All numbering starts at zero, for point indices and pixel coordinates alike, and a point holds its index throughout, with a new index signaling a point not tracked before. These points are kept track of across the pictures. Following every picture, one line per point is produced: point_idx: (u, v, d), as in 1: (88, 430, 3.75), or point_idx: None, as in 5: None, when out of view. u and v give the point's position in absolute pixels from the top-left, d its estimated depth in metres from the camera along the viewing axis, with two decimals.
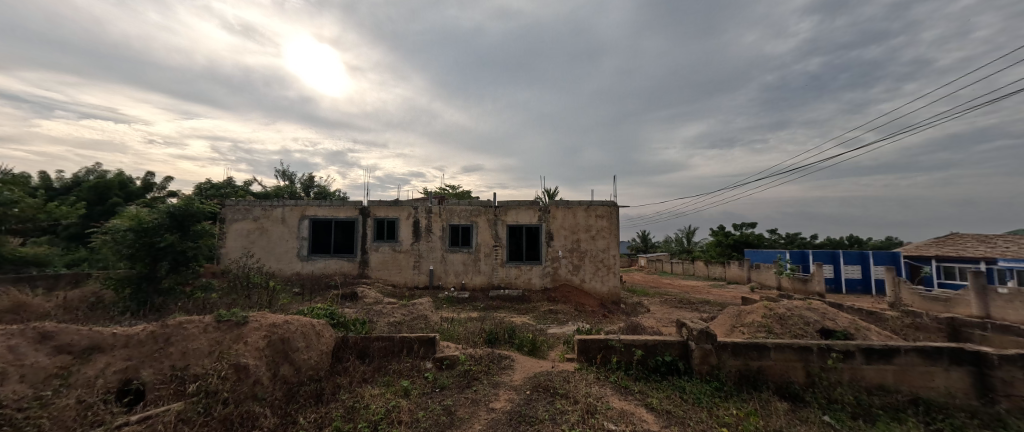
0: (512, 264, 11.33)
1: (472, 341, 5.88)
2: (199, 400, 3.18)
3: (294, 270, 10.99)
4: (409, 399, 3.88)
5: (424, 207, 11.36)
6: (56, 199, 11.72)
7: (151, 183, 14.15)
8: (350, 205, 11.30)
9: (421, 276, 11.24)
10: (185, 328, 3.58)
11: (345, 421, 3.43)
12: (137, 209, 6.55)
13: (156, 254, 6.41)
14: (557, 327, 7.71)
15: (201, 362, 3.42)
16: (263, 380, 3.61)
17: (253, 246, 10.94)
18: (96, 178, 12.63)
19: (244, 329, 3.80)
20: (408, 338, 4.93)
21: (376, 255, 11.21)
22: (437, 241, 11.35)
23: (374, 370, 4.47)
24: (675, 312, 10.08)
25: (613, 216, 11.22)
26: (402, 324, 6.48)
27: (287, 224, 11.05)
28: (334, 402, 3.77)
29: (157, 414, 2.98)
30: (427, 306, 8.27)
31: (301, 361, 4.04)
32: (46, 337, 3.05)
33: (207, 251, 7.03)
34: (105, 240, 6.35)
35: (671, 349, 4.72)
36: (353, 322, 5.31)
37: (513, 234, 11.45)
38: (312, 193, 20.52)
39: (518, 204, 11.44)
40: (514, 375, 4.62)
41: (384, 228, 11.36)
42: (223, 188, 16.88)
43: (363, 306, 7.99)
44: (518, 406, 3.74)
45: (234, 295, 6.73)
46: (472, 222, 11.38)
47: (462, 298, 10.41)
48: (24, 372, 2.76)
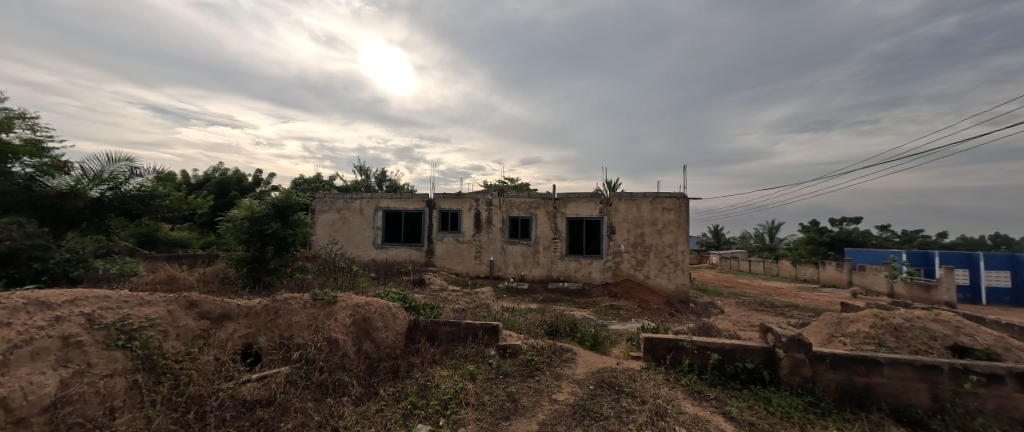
0: (572, 257, 11.18)
1: (532, 331, 5.96)
2: (301, 366, 3.70)
3: (370, 257, 12.09)
4: (475, 382, 4.07)
5: (485, 200, 11.70)
6: (193, 192, 14.36)
7: (259, 180, 16.59)
8: (418, 198, 12.06)
9: (482, 266, 11.63)
10: (290, 304, 4.14)
11: (419, 397, 3.72)
12: (251, 201, 7.72)
13: (264, 239, 7.51)
14: (619, 324, 7.45)
15: (302, 334, 3.96)
16: (350, 354, 4.08)
17: (337, 234, 12.24)
18: (220, 174, 15.18)
19: (334, 307, 4.31)
20: (473, 325, 5.17)
21: (441, 245, 11.86)
22: (497, 233, 11.62)
23: (442, 352, 4.77)
24: (754, 315, 9.13)
25: (683, 209, 10.43)
26: (466, 311, 6.81)
27: (364, 215, 12.16)
28: (408, 378, 4.11)
29: (271, 374, 3.53)
30: (488, 295, 8.56)
31: (380, 339, 4.47)
32: (193, 304, 3.65)
33: (302, 238, 8.03)
34: (227, 227, 7.61)
35: (753, 356, 4.29)
36: (422, 306, 5.70)
37: (573, 227, 11.28)
38: (385, 187, 22.33)
39: (578, 197, 11.22)
40: (576, 369, 4.57)
41: (448, 220, 11.96)
42: (313, 182, 19.15)
43: (430, 292, 8.52)
44: (582, 400, 3.71)
45: (322, 277, 7.63)
46: (532, 214, 11.44)
47: (522, 289, 10.57)
48: (179, 331, 3.40)
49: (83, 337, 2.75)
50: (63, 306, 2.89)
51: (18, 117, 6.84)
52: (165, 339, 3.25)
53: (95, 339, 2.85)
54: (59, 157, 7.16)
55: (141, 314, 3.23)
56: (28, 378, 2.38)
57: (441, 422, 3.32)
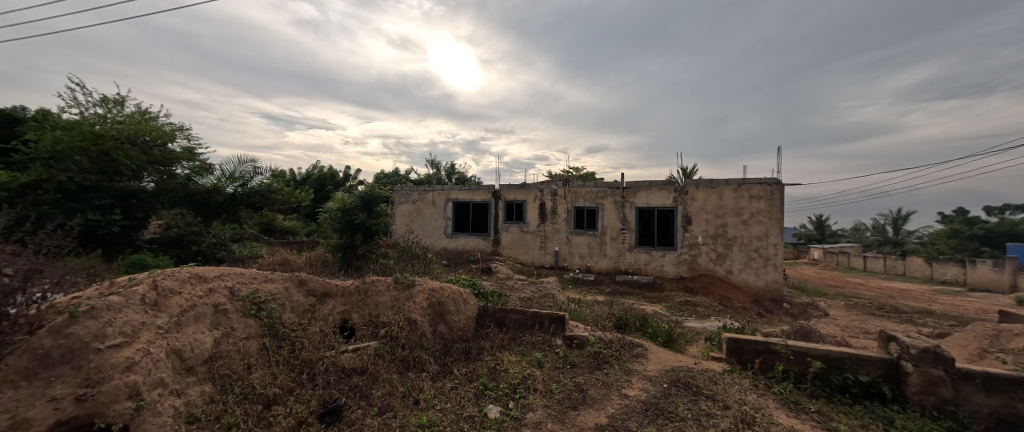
0: (643, 249, 10.64)
1: (599, 324, 5.83)
2: (387, 342, 4.11)
3: (442, 245, 12.84)
4: (542, 370, 4.14)
5: (550, 190, 11.64)
6: (298, 188, 16.66)
7: (349, 176, 18.59)
8: (484, 189, 12.45)
9: (547, 256, 11.65)
10: (377, 285, 4.61)
11: (490, 379, 3.90)
12: (342, 195, 8.73)
13: (354, 228, 8.43)
14: (695, 321, 6.92)
15: (387, 313, 4.40)
16: (427, 334, 4.44)
17: (412, 224, 13.23)
18: (318, 172, 17.35)
19: (413, 290, 4.70)
20: (539, 314, 5.25)
21: (507, 235, 12.14)
22: (562, 223, 11.52)
23: (510, 339, 4.92)
24: (869, 321, 7.77)
25: (775, 197, 9.22)
26: (532, 300, 6.91)
27: (436, 206, 12.94)
28: (479, 361, 4.33)
29: (363, 347, 4.00)
30: (554, 285, 8.56)
31: (454, 322, 4.78)
32: (302, 282, 4.26)
33: (384, 227, 8.85)
34: (324, 217, 8.69)
35: (869, 368, 3.69)
36: (491, 294, 5.93)
37: (643, 218, 10.70)
38: (454, 179, 23.46)
39: (648, 185, 10.58)
40: (648, 366, 4.38)
41: (513, 210, 12.17)
42: (392, 177, 20.90)
43: (497, 281, 8.80)
44: (655, 398, 3.55)
45: (401, 263, 8.33)
46: (598, 204, 11.09)
47: (588, 281, 10.36)
48: (293, 305, 4.00)
49: (227, 306, 3.41)
50: (213, 278, 3.58)
51: (177, 129, 8.58)
52: (283, 310, 3.87)
53: (236, 308, 3.51)
54: (205, 160, 8.83)
55: (266, 289, 3.86)
56: (193, 336, 3.05)
57: (511, 405, 3.45)
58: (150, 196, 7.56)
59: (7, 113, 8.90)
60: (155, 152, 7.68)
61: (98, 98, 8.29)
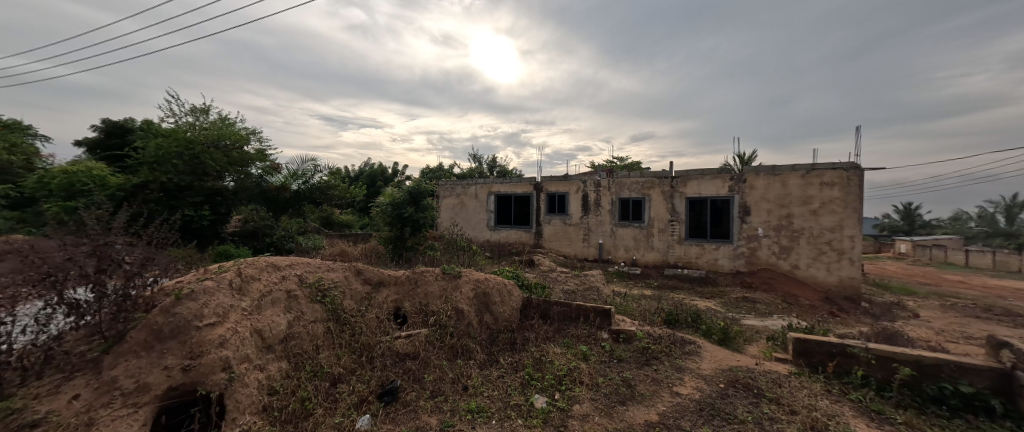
0: (694, 241, 10.07)
1: (646, 318, 5.64)
2: (436, 330, 4.31)
3: (485, 238, 13.07)
4: (588, 363, 4.11)
5: (593, 181, 11.37)
6: (352, 184, 17.81)
7: (397, 171, 19.51)
8: (526, 182, 12.46)
9: (591, 249, 11.44)
10: (426, 275, 4.84)
11: (535, 370, 3.95)
12: (392, 190, 9.21)
13: (403, 221, 8.87)
14: (754, 319, 6.45)
15: (436, 302, 4.61)
16: (473, 323, 4.59)
17: (456, 217, 13.60)
18: (369, 169, 18.40)
19: (459, 281, 4.87)
20: (584, 307, 5.20)
21: (549, 228, 12.08)
22: (606, 215, 11.23)
23: (554, 331, 4.94)
24: (972, 325, 6.75)
25: (852, 184, 8.25)
26: (576, 293, 6.85)
27: (479, 199, 13.17)
28: (524, 351, 4.39)
29: (414, 333, 4.22)
30: (598, 278, 8.39)
31: (498, 313, 4.89)
32: (360, 271, 4.57)
33: (431, 220, 9.20)
34: (375, 211, 9.22)
35: (973, 377, 3.25)
36: (535, 286, 5.96)
37: (694, 208, 10.12)
38: (496, 172, 23.74)
39: (700, 174, 9.96)
40: (701, 364, 4.17)
41: (555, 203, 12.07)
42: (437, 172, 21.63)
43: (540, 273, 8.82)
44: (710, 398, 3.38)
45: (446, 254, 8.63)
46: (645, 195, 10.65)
47: (634, 274, 10.04)
48: (352, 292, 4.32)
49: (297, 292, 3.77)
50: (285, 267, 3.96)
51: (250, 133, 9.52)
52: (344, 297, 4.19)
53: (305, 294, 3.86)
54: (274, 160, 9.68)
55: (329, 277, 4.20)
56: (271, 318, 3.41)
57: (557, 396, 3.47)
58: (231, 194, 8.50)
59: (120, 124, 10.42)
60: (234, 154, 8.58)
61: (188, 108, 9.42)
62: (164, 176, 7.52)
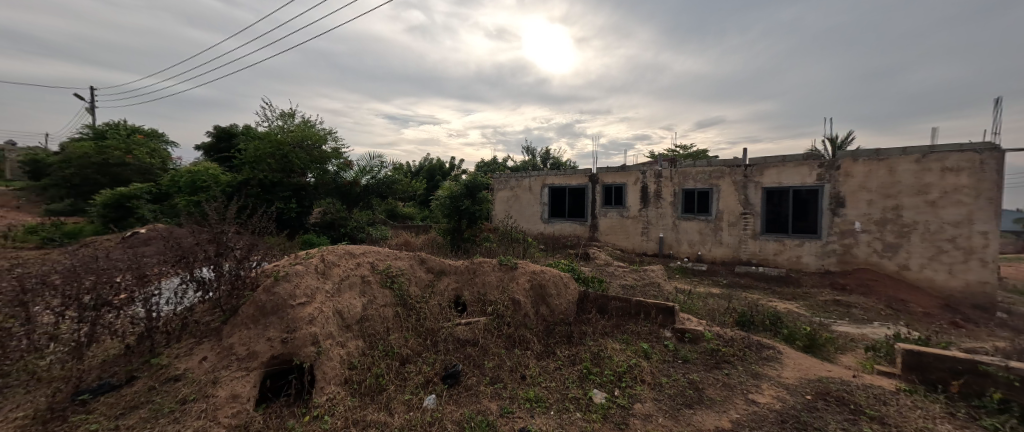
0: (772, 236, 9.10)
1: (715, 319, 5.24)
2: (494, 319, 4.43)
3: (539, 230, 13.03)
4: (649, 361, 3.94)
5: (654, 171, 10.76)
6: (413, 178, 18.85)
7: (454, 166, 20.23)
8: (581, 173, 12.17)
9: (651, 243, 10.88)
10: (484, 266, 5.00)
11: (593, 365, 3.87)
12: (450, 184, 9.59)
13: (460, 213, 9.19)
14: (848, 326, 5.67)
15: (494, 292, 4.74)
16: (530, 314, 4.65)
17: (510, 210, 13.73)
18: (429, 164, 19.32)
19: (515, 272, 4.97)
20: (645, 303, 4.98)
21: (605, 220, 11.71)
22: (668, 207, 10.57)
23: (613, 326, 4.80)
24: None
25: (985, 169, 6.82)
26: (634, 288, 6.58)
27: (532, 191, 13.15)
28: (582, 345, 4.33)
29: (474, 321, 4.37)
30: (659, 274, 7.96)
31: (555, 305, 4.89)
32: (423, 260, 4.84)
33: (486, 212, 9.42)
34: (435, 204, 9.67)
35: None
36: (591, 279, 5.84)
37: (773, 200, 9.13)
38: (549, 165, 23.55)
39: (780, 161, 8.93)
40: (783, 371, 3.77)
41: (612, 194, 11.64)
42: (492, 165, 22.05)
43: (596, 267, 8.60)
44: (794, 410, 3.06)
45: (501, 246, 8.78)
46: (713, 185, 9.84)
47: (700, 271, 9.35)
48: (417, 280, 4.58)
49: (369, 277, 4.10)
50: (360, 254, 4.33)
51: (327, 133, 10.50)
52: (410, 284, 4.47)
53: (376, 279, 4.20)
54: (347, 158, 10.49)
55: (397, 265, 4.51)
56: (349, 300, 3.75)
57: (617, 393, 3.38)
58: (312, 188, 9.49)
59: (226, 130, 12.11)
60: (314, 152, 9.54)
61: (276, 113, 10.65)
62: (262, 175, 8.88)
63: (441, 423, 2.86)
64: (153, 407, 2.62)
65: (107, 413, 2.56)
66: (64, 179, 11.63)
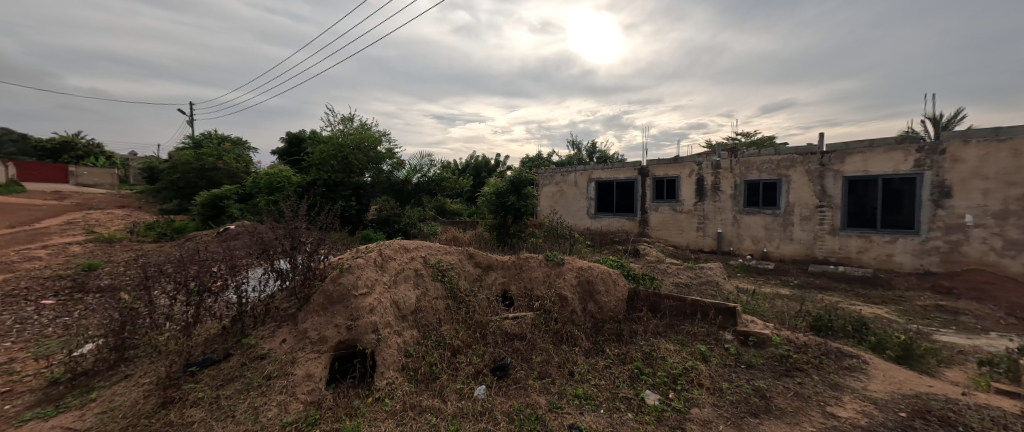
0: (854, 232, 8.08)
1: (784, 322, 4.80)
2: (542, 314, 4.43)
3: (585, 226, 12.74)
4: (707, 365, 3.71)
5: (711, 162, 10.04)
6: (460, 175, 19.38)
7: (499, 162, 20.45)
8: (630, 167, 11.70)
9: (708, 239, 10.19)
10: (531, 261, 5.04)
11: (645, 365, 3.73)
12: (496, 180, 9.72)
13: (506, 209, 9.29)
14: (954, 335, 4.89)
15: (541, 287, 4.75)
16: (577, 311, 4.60)
17: (555, 205, 13.58)
18: (475, 161, 19.73)
19: (562, 268, 4.95)
20: (702, 302, 4.70)
21: (656, 215, 11.16)
22: (728, 200, 9.82)
23: (666, 326, 4.58)
24: None
25: None
26: (690, 287, 6.21)
27: (578, 186, 12.88)
28: (633, 344, 4.18)
29: (521, 316, 4.41)
30: (718, 272, 7.43)
31: (603, 302, 4.80)
32: (472, 255, 4.97)
33: (531, 208, 9.42)
34: (482, 200, 9.85)
35: None
36: (642, 277, 5.62)
37: (855, 191, 8.10)
38: (596, 158, 22.93)
39: (866, 147, 7.89)
40: (869, 384, 3.34)
41: (664, 188, 11.06)
42: (536, 160, 21.97)
43: (647, 264, 8.24)
44: (884, 427, 2.71)
45: (547, 241, 8.74)
46: (782, 176, 8.97)
47: (766, 269, 8.58)
48: (466, 274, 4.72)
49: (422, 271, 4.31)
50: (413, 249, 4.56)
51: (382, 135, 11.13)
52: (460, 277, 4.61)
53: (428, 273, 4.39)
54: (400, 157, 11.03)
55: (447, 260, 4.68)
56: (404, 292, 3.97)
57: (671, 395, 3.23)
58: (369, 187, 10.13)
59: (295, 135, 13.34)
60: (370, 153, 10.17)
61: (337, 118, 11.49)
62: (326, 175, 9.69)
63: (491, 413, 2.93)
64: (245, 380, 2.99)
65: (210, 384, 2.96)
66: (170, 183, 13.56)
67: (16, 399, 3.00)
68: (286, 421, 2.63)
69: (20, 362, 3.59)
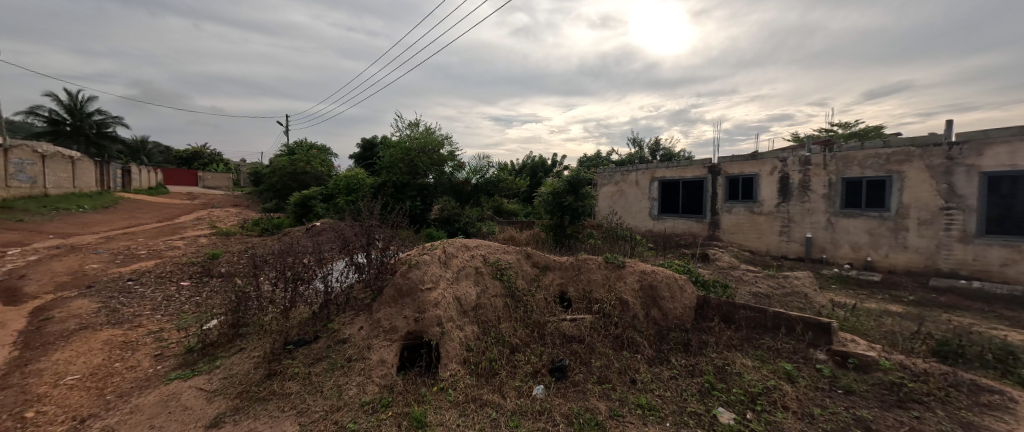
0: (996, 240, 6.61)
1: (895, 345, 4.10)
2: (601, 318, 4.31)
3: (647, 227, 12.07)
4: (793, 385, 3.30)
5: (798, 158, 8.94)
6: (517, 176, 19.60)
7: (556, 162, 20.29)
8: (699, 164, 10.85)
9: (793, 244, 9.08)
10: (590, 263, 4.95)
11: (718, 379, 3.44)
12: (553, 181, 9.66)
13: (563, 209, 9.17)
14: None
15: (600, 291, 4.65)
16: (639, 316, 4.41)
17: (614, 206, 12.99)
18: (532, 162, 19.80)
19: (623, 271, 4.80)
20: (787, 315, 4.21)
21: (730, 217, 10.21)
22: (820, 201, 8.66)
23: (742, 339, 4.18)
24: None
25: None
26: (771, 298, 5.58)
27: (640, 186, 12.21)
28: (702, 356, 3.88)
29: (579, 319, 4.33)
30: (806, 282, 6.57)
31: (668, 309, 4.54)
32: (529, 255, 5.00)
33: (589, 209, 9.20)
34: (538, 201, 9.84)
35: None
36: (713, 284, 5.20)
37: (998, 190, 6.61)
38: (659, 156, 21.70)
39: (1014, 135, 6.41)
40: (1019, 428, 2.70)
41: (739, 188, 10.09)
42: (595, 160, 21.40)
43: (718, 270, 7.59)
44: None
45: (605, 243, 8.46)
46: (892, 173, 7.70)
47: (870, 282, 7.40)
48: (524, 273, 4.76)
49: (482, 269, 4.44)
50: (474, 247, 4.73)
51: (444, 138, 11.69)
52: (518, 277, 4.67)
53: (488, 271, 4.52)
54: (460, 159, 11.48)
55: (506, 258, 4.77)
56: (466, 288, 4.12)
57: (750, 416, 2.93)
58: (432, 188, 10.71)
59: (369, 141, 14.61)
60: (433, 156, 10.74)
61: (405, 124, 12.31)
62: (395, 177, 10.47)
63: (550, 414, 2.93)
64: (330, 361, 3.35)
65: (304, 361, 3.36)
66: (269, 185, 15.64)
67: (165, 361, 3.71)
68: (364, 401, 2.89)
69: (167, 332, 4.43)
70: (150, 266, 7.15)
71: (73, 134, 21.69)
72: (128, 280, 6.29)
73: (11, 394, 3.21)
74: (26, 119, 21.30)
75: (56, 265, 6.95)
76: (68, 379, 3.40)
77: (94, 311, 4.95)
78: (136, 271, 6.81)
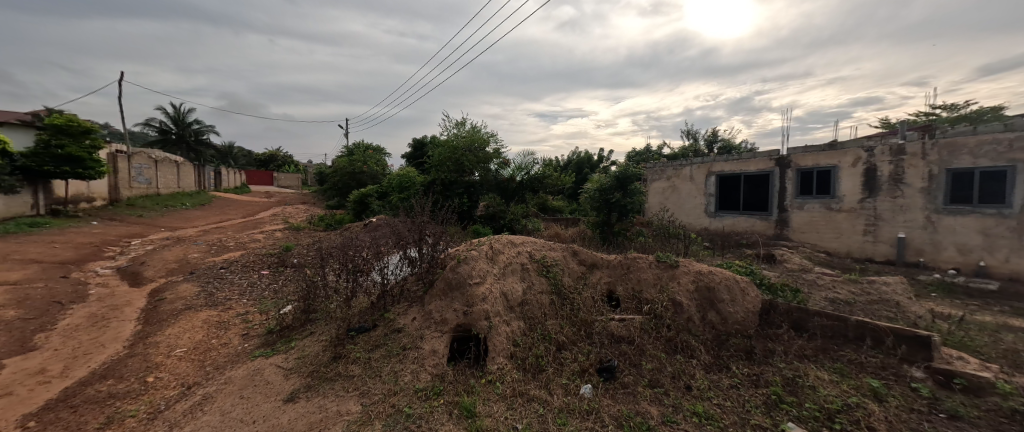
0: None
1: (1019, 366, 3.46)
2: (651, 319, 4.14)
3: (703, 225, 11.28)
4: (881, 405, 2.92)
5: (889, 147, 7.84)
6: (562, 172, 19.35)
7: (602, 158, 19.70)
8: (765, 157, 9.91)
9: (882, 245, 7.99)
10: (640, 262, 4.77)
11: (786, 392, 3.15)
12: (600, 177, 9.38)
13: (611, 206, 8.89)
14: None
15: (651, 291, 4.46)
16: (694, 319, 4.17)
17: (666, 202, 12.28)
18: (578, 158, 19.40)
19: (676, 271, 4.57)
20: (873, 326, 3.73)
21: (802, 215, 9.23)
22: (917, 197, 7.52)
23: (817, 349, 3.78)
24: None
25: None
26: (853, 305, 4.96)
27: (695, 181, 11.41)
28: (768, 365, 3.57)
29: (628, 319, 4.18)
30: (899, 288, 5.74)
31: (728, 312, 4.23)
32: (575, 253, 4.93)
33: (639, 205, 8.83)
34: (585, 198, 9.64)
35: None
36: (781, 288, 4.74)
37: None
38: (716, 149, 20.21)
39: None
40: None
41: (813, 181, 9.06)
42: (645, 154, 20.46)
43: (787, 272, 6.90)
44: None
45: (655, 241, 8.07)
46: (1015, 162, 6.50)
47: (984, 291, 6.29)
48: (570, 271, 4.70)
49: (528, 265, 4.46)
50: (520, 244, 4.76)
51: (490, 136, 11.86)
52: (564, 274, 4.63)
53: (534, 267, 4.53)
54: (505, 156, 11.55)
55: (552, 256, 4.75)
56: (512, 284, 4.17)
57: None
58: (479, 185, 10.93)
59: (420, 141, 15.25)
60: (479, 154, 10.93)
61: (453, 123, 12.65)
62: (444, 175, 10.84)
63: (599, 414, 2.87)
64: (387, 348, 3.58)
65: (364, 347, 3.63)
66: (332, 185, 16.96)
67: (250, 340, 4.21)
68: (419, 387, 3.06)
69: (251, 314, 5.01)
70: (237, 257, 8.12)
71: (177, 141, 25.19)
72: (221, 268, 7.21)
73: (137, 361, 3.84)
74: (144, 130, 25.17)
75: (166, 254, 8.13)
76: (178, 351, 3.99)
77: (195, 294, 5.74)
78: (227, 260, 7.78)
